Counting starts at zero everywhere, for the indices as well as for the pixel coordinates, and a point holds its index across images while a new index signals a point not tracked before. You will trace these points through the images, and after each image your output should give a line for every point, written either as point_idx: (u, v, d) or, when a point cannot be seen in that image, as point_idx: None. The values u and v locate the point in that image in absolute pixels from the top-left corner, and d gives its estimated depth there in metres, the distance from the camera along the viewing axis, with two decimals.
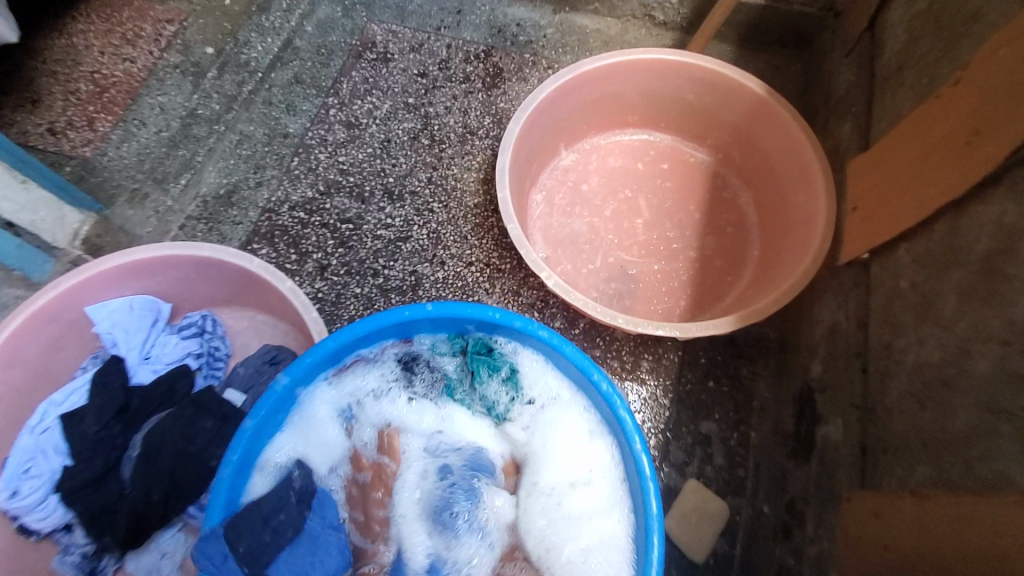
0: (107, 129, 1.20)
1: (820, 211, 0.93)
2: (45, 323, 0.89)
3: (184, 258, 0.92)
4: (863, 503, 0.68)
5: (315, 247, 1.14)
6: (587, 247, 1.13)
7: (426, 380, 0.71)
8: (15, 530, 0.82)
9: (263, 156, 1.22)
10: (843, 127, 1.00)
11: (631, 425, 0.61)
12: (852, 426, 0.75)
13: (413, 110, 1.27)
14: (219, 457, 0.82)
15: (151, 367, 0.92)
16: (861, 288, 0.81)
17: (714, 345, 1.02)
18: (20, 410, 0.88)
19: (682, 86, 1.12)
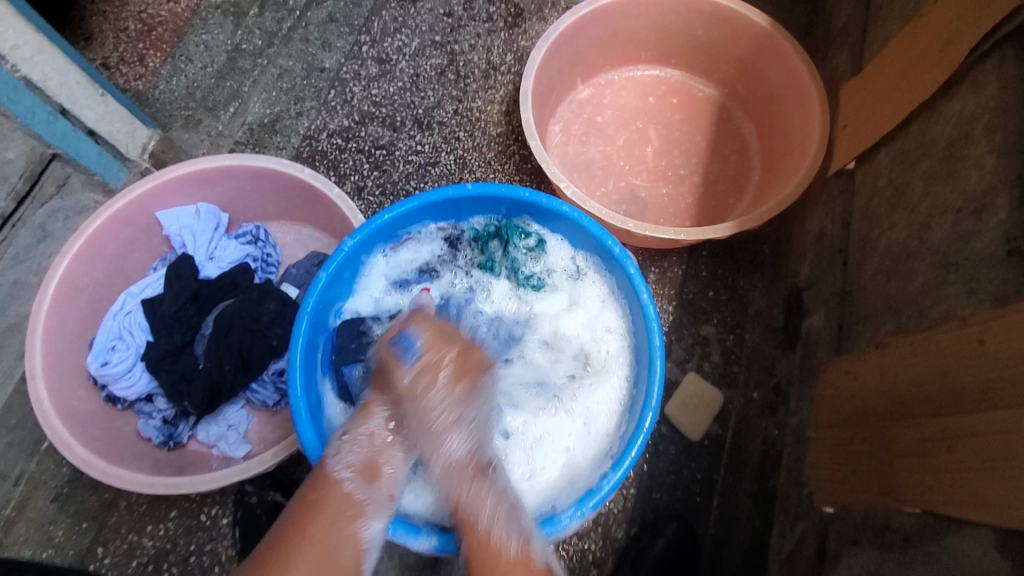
0: (157, 64, 1.31)
1: (815, 133, 1.02)
2: (121, 224, 1.00)
3: (243, 169, 1.04)
4: (837, 366, 0.79)
5: (351, 170, 1.26)
6: (600, 172, 1.22)
7: (470, 254, 0.85)
8: (104, 399, 0.96)
9: (303, 88, 1.32)
10: (841, 56, 1.08)
11: (638, 278, 0.75)
12: (832, 309, 0.86)
13: (440, 47, 1.36)
14: (280, 336, 0.95)
15: (216, 264, 1.04)
16: (846, 194, 0.90)
17: (716, 259, 1.10)
18: (103, 299, 1.02)
19: (692, 22, 1.20)
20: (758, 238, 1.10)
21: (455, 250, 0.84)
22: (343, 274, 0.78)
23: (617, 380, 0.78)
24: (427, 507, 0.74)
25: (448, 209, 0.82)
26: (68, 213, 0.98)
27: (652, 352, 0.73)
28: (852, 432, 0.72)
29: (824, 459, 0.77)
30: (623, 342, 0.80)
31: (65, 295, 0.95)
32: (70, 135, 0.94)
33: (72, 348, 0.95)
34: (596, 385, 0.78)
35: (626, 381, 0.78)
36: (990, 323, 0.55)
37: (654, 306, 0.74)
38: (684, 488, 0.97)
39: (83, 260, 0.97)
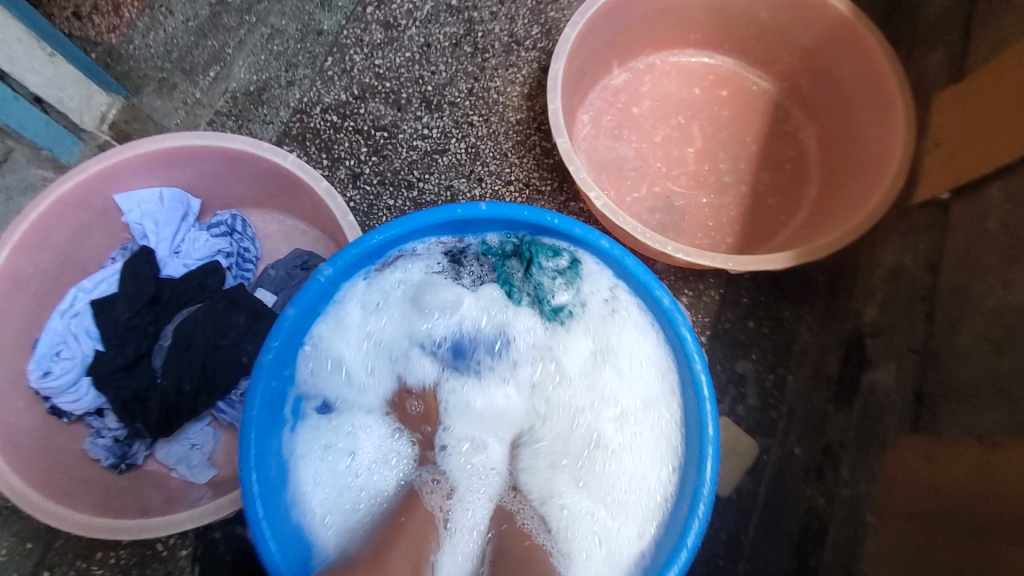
0: (133, 14, 1.11)
1: (896, 149, 0.85)
2: (72, 208, 0.86)
3: (215, 150, 0.88)
4: (915, 448, 0.65)
5: (347, 153, 1.10)
6: (632, 173, 1.06)
7: (478, 272, 0.71)
8: (48, 411, 0.83)
9: (296, 54, 1.15)
10: (933, 56, 0.91)
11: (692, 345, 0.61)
12: (908, 371, 0.71)
13: (456, 14, 1.18)
14: (251, 354, 0.81)
15: (181, 261, 0.89)
16: (936, 230, 0.75)
17: (758, 285, 0.95)
18: (51, 293, 0.88)
19: (755, 2, 1.01)
20: (813, 264, 0.95)
21: (457, 267, 0.71)
22: (322, 302, 0.66)
23: (655, 466, 0.65)
24: None
25: (456, 225, 0.67)
26: (10, 193, 0.84)
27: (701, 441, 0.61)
28: (931, 535, 0.60)
29: (888, 555, 0.65)
30: (664, 424, 0.66)
31: (5, 290, 0.82)
32: (10, 102, 0.79)
33: (11, 353, 0.82)
34: (625, 470, 0.66)
35: (666, 469, 0.64)
36: None
37: (709, 385, 0.61)
38: (706, 550, 0.86)
39: (25, 250, 0.83)
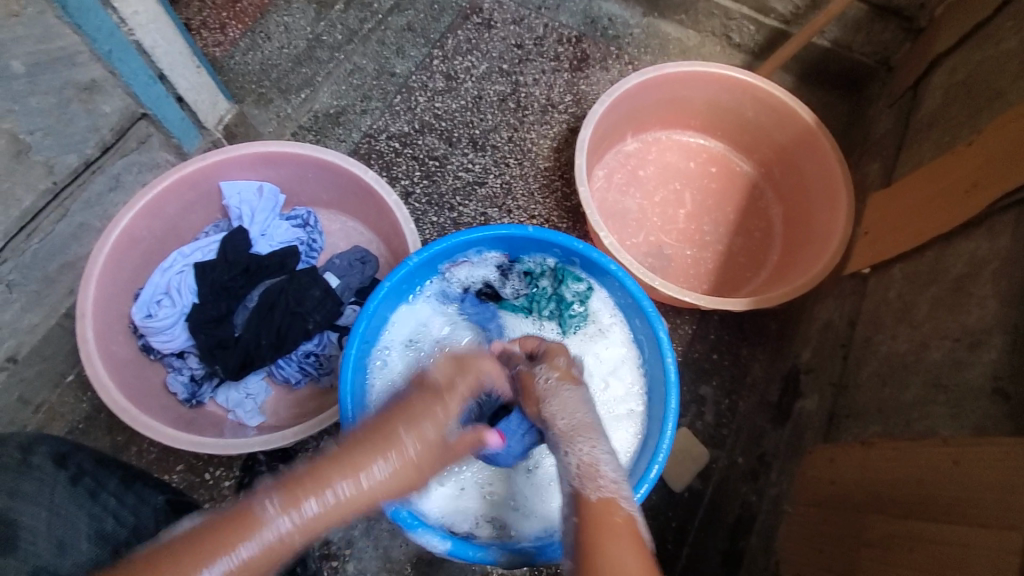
0: (237, 36, 1.38)
1: (838, 231, 1.10)
2: (186, 186, 1.06)
3: (307, 158, 1.10)
4: (822, 453, 0.86)
5: (403, 174, 1.33)
6: (633, 223, 1.30)
7: (517, 286, 0.92)
8: (140, 347, 1.02)
9: (370, 88, 1.39)
10: (873, 165, 1.18)
11: (666, 342, 0.82)
12: (826, 398, 0.93)
13: (505, 76, 1.44)
14: (316, 321, 1.01)
15: (268, 241, 1.10)
16: (857, 295, 0.99)
17: (723, 325, 1.17)
18: (156, 253, 1.08)
19: (744, 104, 1.28)
20: (767, 313, 1.18)
21: (504, 278, 0.92)
22: (404, 284, 0.85)
23: (631, 437, 0.84)
24: (443, 510, 0.78)
25: (505, 242, 0.88)
26: (141, 168, 1.04)
27: (666, 415, 0.80)
28: (827, 514, 0.78)
29: (796, 533, 0.83)
30: (635, 412, 0.86)
31: (123, 245, 1.01)
32: (163, 99, 1.00)
33: (120, 296, 1.01)
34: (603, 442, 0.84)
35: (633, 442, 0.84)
36: (965, 448, 0.62)
37: (675, 371, 0.81)
38: (660, 533, 1.04)
39: (145, 216, 1.02)
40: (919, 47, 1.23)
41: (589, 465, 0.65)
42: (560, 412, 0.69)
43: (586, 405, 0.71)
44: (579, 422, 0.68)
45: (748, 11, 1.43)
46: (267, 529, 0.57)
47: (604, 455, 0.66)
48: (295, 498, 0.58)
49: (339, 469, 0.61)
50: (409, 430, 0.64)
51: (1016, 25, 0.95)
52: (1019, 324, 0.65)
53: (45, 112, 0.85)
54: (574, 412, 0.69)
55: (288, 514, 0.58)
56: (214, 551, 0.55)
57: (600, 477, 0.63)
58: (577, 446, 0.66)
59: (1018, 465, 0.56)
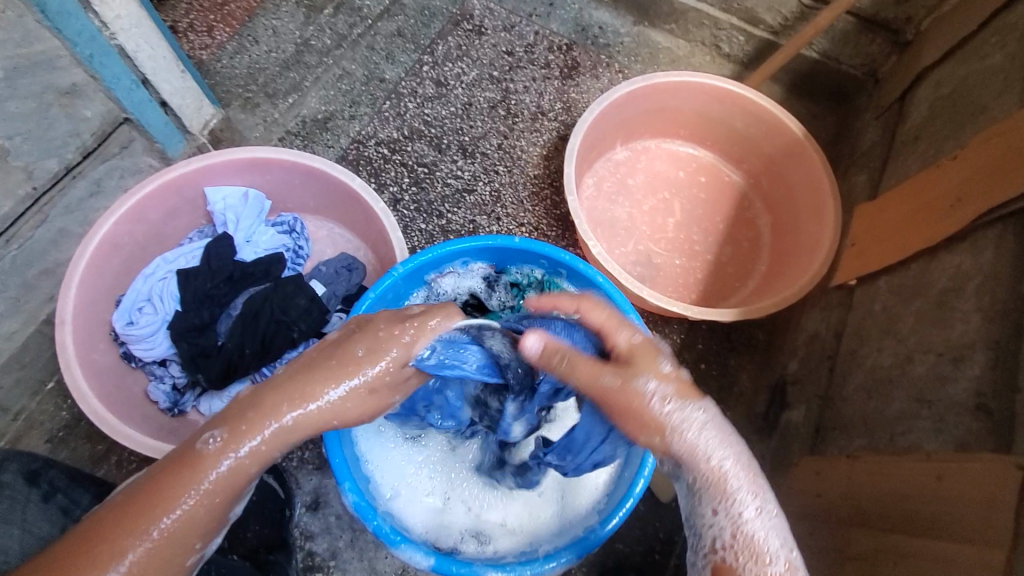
0: (225, 39, 1.36)
1: (825, 242, 1.11)
2: (171, 192, 1.05)
3: (294, 164, 1.09)
4: (808, 465, 0.86)
5: (391, 181, 1.32)
6: (622, 232, 1.30)
7: (503, 297, 0.91)
8: (121, 355, 1.01)
9: (359, 94, 1.38)
10: (860, 177, 1.19)
11: None
12: (812, 409, 0.93)
13: (495, 83, 1.43)
14: (301, 330, 1.00)
15: (253, 248, 1.09)
16: (843, 306, 0.99)
17: (711, 335, 1.17)
18: (138, 260, 1.06)
19: (733, 114, 1.29)
20: (755, 323, 1.18)
21: (490, 289, 0.91)
22: (389, 295, 0.84)
23: None
24: (427, 525, 0.77)
25: (492, 253, 0.88)
26: (123, 173, 1.02)
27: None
28: (812, 527, 0.78)
29: None
30: None
31: (105, 251, 0.99)
32: (145, 104, 0.98)
33: (101, 303, 1.00)
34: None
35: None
36: (948, 463, 0.62)
37: None
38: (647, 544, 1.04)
39: (127, 222, 1.00)
40: (905, 60, 1.25)
41: (750, 538, 0.55)
42: (702, 453, 0.58)
43: (727, 434, 0.60)
44: (735, 472, 0.57)
45: (737, 21, 1.44)
46: (205, 476, 0.57)
47: (766, 526, 0.55)
48: (240, 431, 0.58)
49: (290, 397, 0.59)
50: (367, 351, 0.63)
51: (1000, 41, 0.96)
52: (1001, 340, 0.66)
53: (25, 117, 0.83)
54: (713, 446, 0.58)
55: (228, 456, 0.57)
56: (155, 505, 0.55)
57: (768, 560, 0.53)
58: (731, 507, 0.56)
59: (998, 481, 0.56)
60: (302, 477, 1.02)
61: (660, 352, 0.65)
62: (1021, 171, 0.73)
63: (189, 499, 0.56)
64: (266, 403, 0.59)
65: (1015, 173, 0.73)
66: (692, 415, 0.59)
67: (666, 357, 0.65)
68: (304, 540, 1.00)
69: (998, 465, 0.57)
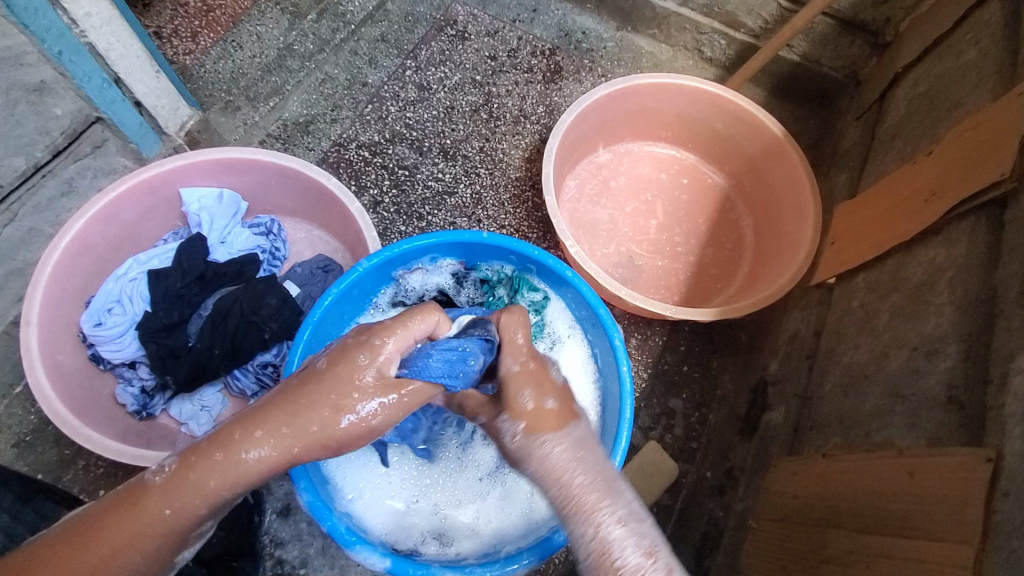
0: (208, 44, 1.37)
1: (805, 241, 1.10)
2: (144, 193, 1.04)
3: (270, 165, 1.08)
4: (786, 465, 0.84)
5: (372, 184, 1.31)
6: (604, 234, 1.29)
7: (472, 293, 0.90)
8: (89, 357, 0.99)
9: (341, 97, 1.38)
10: (841, 177, 1.18)
11: (621, 350, 0.80)
12: (791, 410, 0.91)
13: (478, 87, 1.44)
14: (273, 331, 0.98)
15: (226, 249, 1.08)
16: (823, 305, 0.98)
17: (694, 336, 1.16)
18: (110, 261, 1.05)
19: (714, 116, 1.29)
20: (737, 325, 1.17)
21: (459, 286, 0.90)
22: (354, 291, 0.84)
23: None
24: (388, 527, 0.75)
25: (460, 248, 0.88)
26: (96, 173, 1.02)
27: (620, 425, 0.77)
28: (788, 530, 0.76)
29: (759, 549, 0.81)
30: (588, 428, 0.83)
31: (75, 251, 0.98)
32: (118, 103, 0.98)
33: (70, 304, 0.98)
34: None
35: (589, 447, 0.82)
36: (918, 458, 0.61)
37: (629, 382, 0.79)
38: None
39: (99, 222, 0.99)
40: (885, 62, 1.25)
41: (602, 547, 0.51)
42: (552, 475, 0.56)
43: (582, 443, 0.57)
44: (582, 488, 0.53)
45: (719, 25, 1.45)
46: (143, 518, 0.56)
47: (626, 538, 0.51)
48: (188, 466, 0.58)
49: (242, 423, 0.59)
50: (326, 361, 0.60)
51: (974, 39, 0.96)
52: (973, 332, 0.64)
53: None
54: (563, 466, 0.55)
55: (170, 498, 0.57)
56: (87, 547, 0.54)
57: (620, 563, 0.50)
58: (588, 525, 0.52)
59: (967, 475, 0.55)
60: (273, 482, 1.00)
61: (532, 382, 0.61)
62: (992, 162, 0.72)
63: (121, 542, 0.56)
64: (221, 436, 0.58)
65: (987, 164, 0.73)
66: (541, 445, 0.57)
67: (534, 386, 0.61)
68: (274, 547, 0.97)
69: (966, 458, 0.56)
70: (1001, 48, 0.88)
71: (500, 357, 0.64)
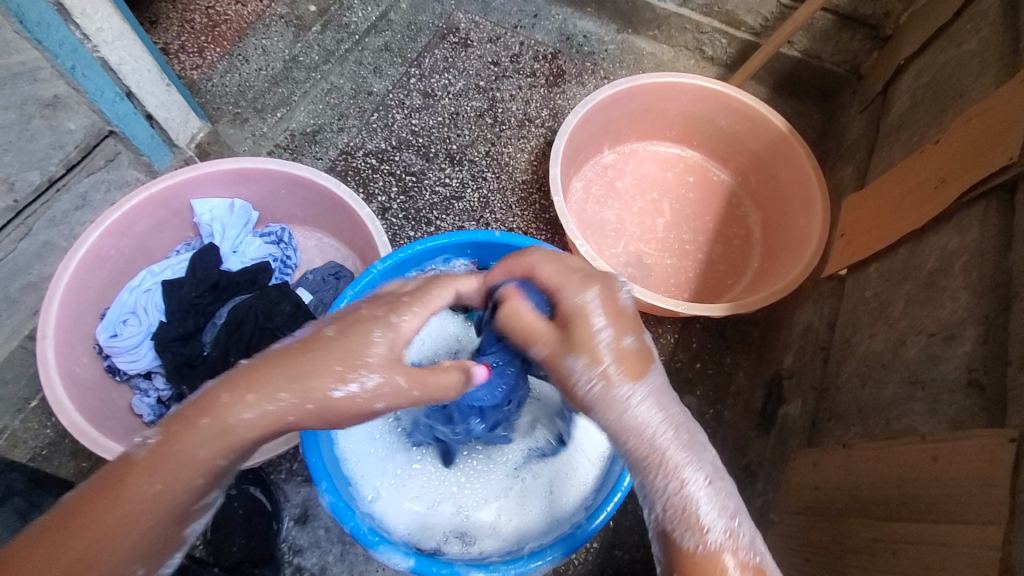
0: (215, 58, 1.38)
1: (814, 234, 1.10)
2: (157, 205, 1.05)
3: (280, 174, 1.09)
4: (806, 458, 0.83)
5: (380, 191, 1.32)
6: (612, 234, 1.29)
7: None
8: (105, 369, 1.00)
9: (347, 107, 1.39)
10: (847, 170, 1.19)
11: None
12: (808, 402, 0.91)
13: (482, 92, 1.45)
14: (287, 337, 0.99)
15: (239, 258, 1.09)
16: (835, 297, 0.98)
17: (706, 333, 1.15)
18: (124, 273, 1.05)
19: (718, 114, 1.29)
20: (749, 321, 1.16)
21: None
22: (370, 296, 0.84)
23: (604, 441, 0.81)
24: (410, 527, 0.75)
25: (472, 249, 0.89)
26: (109, 187, 1.03)
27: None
28: (811, 521, 0.76)
29: (781, 542, 0.80)
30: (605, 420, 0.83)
31: (90, 263, 0.98)
32: (130, 116, 1.00)
33: (85, 317, 0.99)
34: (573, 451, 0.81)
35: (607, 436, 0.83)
36: (943, 443, 0.61)
37: None
38: (646, 550, 1.00)
39: (113, 235, 1.00)
40: (887, 55, 1.25)
41: (682, 510, 0.54)
42: (640, 426, 0.56)
43: (672, 400, 0.58)
44: (673, 446, 0.55)
45: (719, 24, 1.46)
46: (131, 496, 0.55)
47: (713, 505, 0.54)
48: (173, 440, 0.56)
49: (234, 388, 0.58)
50: (336, 331, 0.62)
51: (975, 28, 0.97)
52: (990, 316, 0.65)
53: (6, 128, 0.85)
54: (652, 422, 0.56)
55: (156, 472, 0.56)
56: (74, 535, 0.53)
57: (706, 528, 0.53)
58: (670, 479, 0.55)
59: (994, 456, 0.55)
60: (290, 489, 0.99)
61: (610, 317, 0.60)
62: (1000, 147, 0.72)
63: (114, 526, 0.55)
64: (206, 400, 0.57)
65: (996, 149, 0.73)
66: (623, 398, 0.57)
67: (605, 313, 0.60)
68: (292, 555, 0.96)
69: (992, 440, 0.56)
70: (1003, 36, 0.89)
71: (561, 291, 0.63)
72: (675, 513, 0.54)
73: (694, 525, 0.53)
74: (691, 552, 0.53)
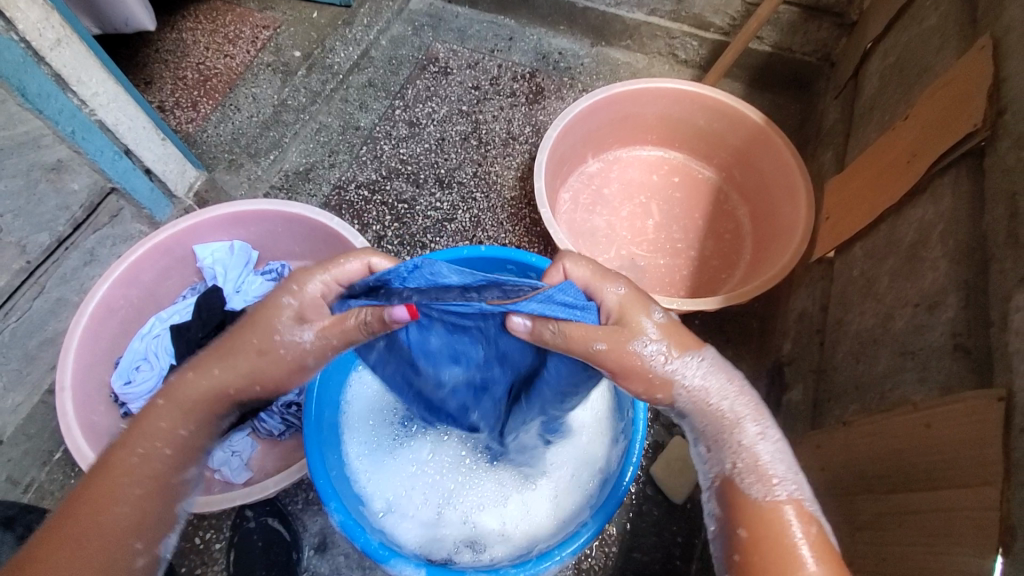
0: (208, 110, 1.42)
1: (800, 221, 1.11)
2: (161, 253, 1.09)
3: (275, 212, 1.13)
4: (811, 440, 0.83)
5: (374, 220, 1.36)
6: (603, 240, 1.31)
7: None
8: (122, 416, 1.03)
9: (337, 143, 1.45)
10: (827, 154, 1.20)
11: None
12: (809, 385, 0.91)
13: (465, 116, 1.49)
14: None
15: (242, 297, 1.12)
16: (826, 279, 0.98)
17: (705, 328, 1.16)
18: (135, 321, 1.10)
19: (695, 114, 1.32)
20: (747, 312, 1.17)
21: None
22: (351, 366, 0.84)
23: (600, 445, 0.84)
24: (419, 540, 0.78)
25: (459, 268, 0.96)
26: (115, 241, 1.08)
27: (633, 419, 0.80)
28: (822, 502, 0.76)
29: None
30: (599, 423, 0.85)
31: (101, 315, 1.02)
32: (130, 172, 1.05)
33: (98, 367, 1.03)
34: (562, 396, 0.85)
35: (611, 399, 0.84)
36: (934, 410, 0.61)
37: None
38: (665, 550, 1.00)
39: (122, 286, 1.04)
40: (854, 40, 1.28)
41: (755, 467, 0.61)
42: (705, 400, 0.64)
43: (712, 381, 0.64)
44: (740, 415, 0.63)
45: (689, 28, 1.50)
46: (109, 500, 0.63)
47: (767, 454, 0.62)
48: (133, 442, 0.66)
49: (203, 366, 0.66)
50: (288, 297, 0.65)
51: (933, 5, 0.99)
52: (969, 280, 0.66)
53: (15, 194, 0.90)
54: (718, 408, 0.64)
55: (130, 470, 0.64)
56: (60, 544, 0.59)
57: (775, 483, 0.60)
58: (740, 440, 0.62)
59: (983, 416, 0.56)
60: (307, 518, 1.00)
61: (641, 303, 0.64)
62: (965, 116, 0.74)
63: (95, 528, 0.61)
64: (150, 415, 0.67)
65: (961, 118, 0.74)
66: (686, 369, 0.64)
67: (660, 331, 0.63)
68: None
69: (981, 401, 0.56)
70: (960, 9, 0.91)
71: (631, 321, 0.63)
72: (733, 467, 0.62)
73: (804, 525, 0.58)
74: (782, 536, 0.57)
